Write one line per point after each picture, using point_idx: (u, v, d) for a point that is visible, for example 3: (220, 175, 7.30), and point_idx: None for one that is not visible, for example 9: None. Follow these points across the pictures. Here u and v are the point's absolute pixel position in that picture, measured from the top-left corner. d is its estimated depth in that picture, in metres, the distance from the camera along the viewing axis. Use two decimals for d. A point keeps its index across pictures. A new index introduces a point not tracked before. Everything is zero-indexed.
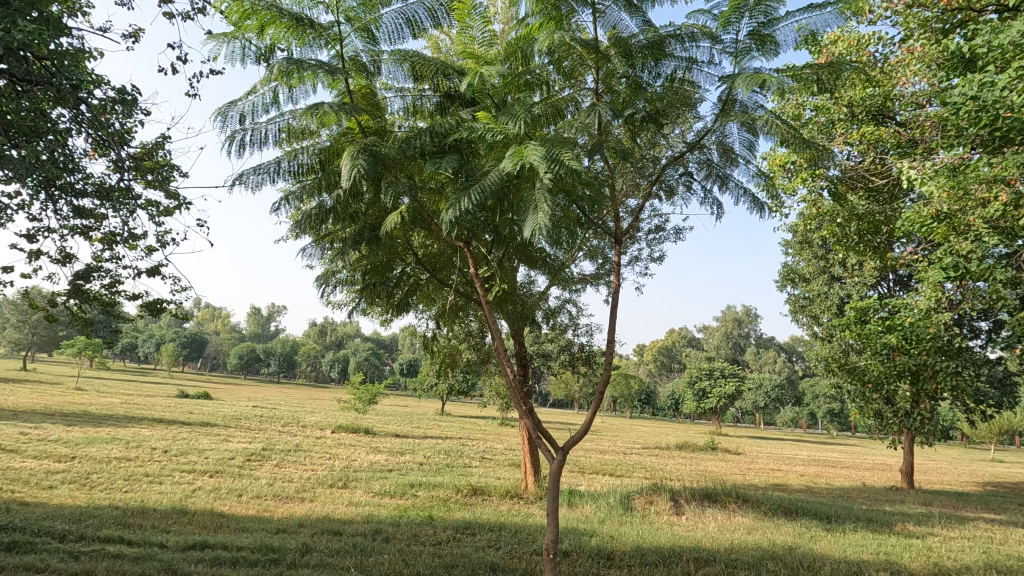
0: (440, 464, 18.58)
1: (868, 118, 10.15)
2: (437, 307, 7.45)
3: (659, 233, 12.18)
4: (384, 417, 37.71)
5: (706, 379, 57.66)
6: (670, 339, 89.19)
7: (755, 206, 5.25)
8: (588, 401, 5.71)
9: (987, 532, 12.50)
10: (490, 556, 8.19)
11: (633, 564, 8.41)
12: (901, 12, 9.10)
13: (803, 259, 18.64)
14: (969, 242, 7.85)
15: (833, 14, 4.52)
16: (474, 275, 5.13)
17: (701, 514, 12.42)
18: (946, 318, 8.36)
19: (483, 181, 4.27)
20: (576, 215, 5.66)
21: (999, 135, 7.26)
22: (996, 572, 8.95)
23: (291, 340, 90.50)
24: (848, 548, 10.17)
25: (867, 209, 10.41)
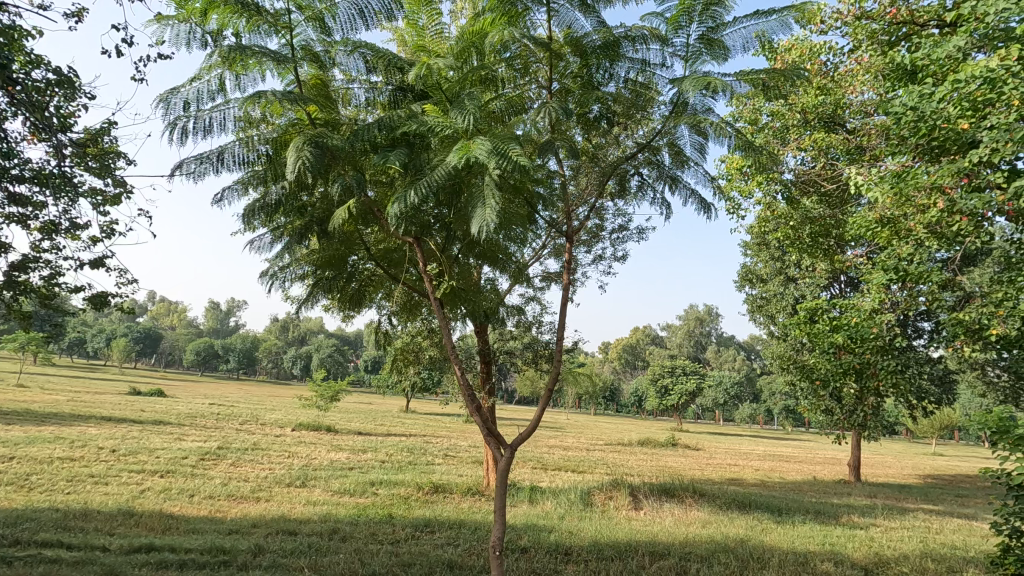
0: (402, 461, 18.42)
1: (820, 125, 10.46)
2: (394, 303, 7.38)
3: (622, 232, 12.40)
4: (346, 415, 37.17)
5: (668, 376, 58.97)
6: (635, 336, 90.63)
7: (703, 207, 5.40)
8: (537, 398, 5.74)
9: (925, 523, 13.13)
10: (448, 553, 8.16)
11: (589, 559, 8.50)
12: (851, 23, 9.44)
13: (761, 259, 19.19)
14: (910, 246, 8.22)
15: (779, 22, 4.66)
16: (424, 270, 5.10)
17: (658, 509, 12.67)
18: (888, 318, 8.75)
19: (430, 175, 4.27)
20: (529, 212, 5.68)
21: (936, 144, 7.64)
22: (931, 560, 9.41)
23: (252, 336, 88.08)
24: (796, 540, 10.53)
25: (819, 212, 10.79)
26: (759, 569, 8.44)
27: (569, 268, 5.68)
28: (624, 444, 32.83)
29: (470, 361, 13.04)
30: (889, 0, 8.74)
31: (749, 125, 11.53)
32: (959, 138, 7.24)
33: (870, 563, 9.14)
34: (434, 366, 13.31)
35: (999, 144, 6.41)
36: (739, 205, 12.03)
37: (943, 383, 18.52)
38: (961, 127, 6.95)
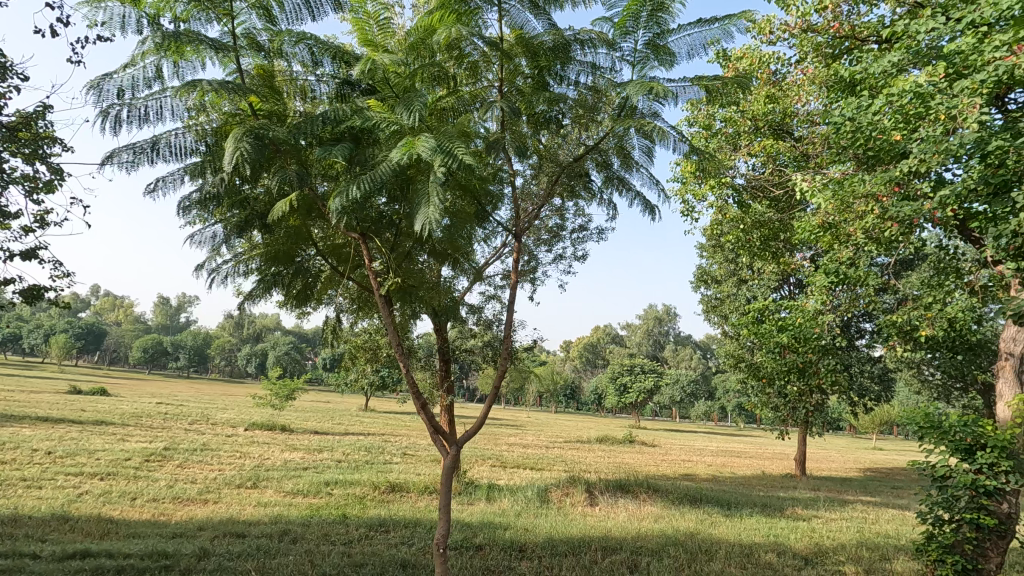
0: (359, 461, 18.14)
1: (770, 132, 10.74)
2: (344, 299, 7.28)
3: (582, 232, 12.63)
4: (302, 414, 36.27)
5: (628, 375, 60.11)
6: (596, 335, 91.91)
7: (647, 208, 5.62)
8: (484, 396, 5.79)
9: (862, 514, 13.81)
10: (402, 553, 8.09)
11: (542, 555, 8.58)
12: (798, 35, 9.78)
13: (715, 261, 19.76)
14: (850, 250, 8.63)
15: (721, 30, 4.83)
16: (370, 267, 5.09)
17: (613, 504, 12.90)
18: (829, 320, 9.18)
19: (374, 171, 4.25)
20: (478, 210, 5.71)
21: (872, 154, 8.08)
22: (866, 549, 9.91)
23: (204, 333, 84.92)
24: (743, 532, 10.91)
25: (768, 216, 11.19)
26: (707, 561, 8.71)
27: (516, 266, 5.79)
28: (583, 441, 33.19)
29: (429, 359, 12.98)
30: (833, 15, 9.11)
31: (703, 130, 11.81)
32: (893, 149, 7.64)
33: (810, 553, 9.57)
34: (392, 364, 13.21)
35: (927, 155, 6.80)
36: (693, 208, 12.34)
37: (883, 380, 19.51)
38: (894, 138, 7.35)
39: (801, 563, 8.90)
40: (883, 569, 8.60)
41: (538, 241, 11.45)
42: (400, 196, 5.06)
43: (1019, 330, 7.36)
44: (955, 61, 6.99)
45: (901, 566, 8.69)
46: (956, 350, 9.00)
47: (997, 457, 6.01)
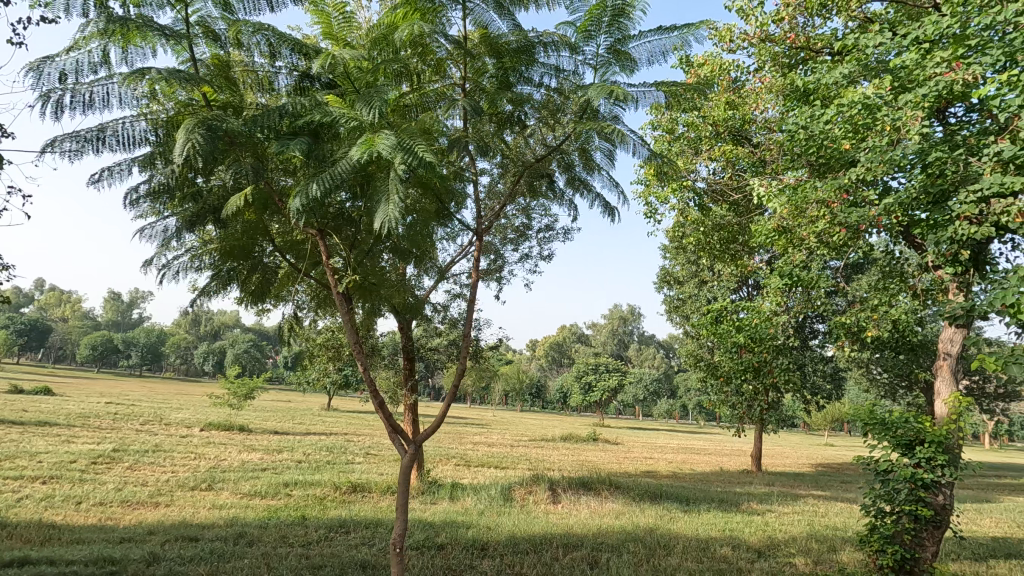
0: (320, 461, 17.81)
1: (729, 138, 10.98)
2: (303, 296, 7.15)
3: (548, 232, 12.77)
4: (262, 413, 35.36)
5: (592, 373, 60.85)
6: (562, 334, 92.63)
7: (607, 209, 5.82)
8: (443, 394, 5.79)
9: (813, 507, 14.36)
10: (362, 553, 8.00)
11: (504, 553, 8.61)
12: (756, 44, 10.06)
13: (678, 263, 20.19)
14: (802, 254, 8.96)
15: (680, 38, 4.95)
16: (328, 264, 5.02)
17: (575, 502, 13.06)
18: (782, 321, 9.52)
19: (333, 168, 4.19)
20: (439, 208, 5.72)
21: (823, 161, 8.43)
22: (816, 541, 10.31)
23: (157, 330, 81.77)
24: (700, 527, 11.21)
25: (727, 219, 11.51)
26: (665, 555, 8.91)
27: (477, 265, 5.81)
28: (547, 439, 33.39)
29: (393, 357, 12.86)
30: (789, 25, 9.42)
31: (666, 134, 12.02)
32: (842, 157, 7.97)
33: (763, 546, 9.90)
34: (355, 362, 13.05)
35: (873, 164, 7.12)
36: (656, 210, 12.58)
37: (834, 379, 20.30)
38: (844, 146, 7.67)
39: (754, 556, 9.19)
40: (831, 560, 8.96)
41: (505, 240, 11.51)
42: (360, 192, 5.00)
43: (957, 332, 7.84)
44: (901, 75, 7.34)
45: (848, 557, 9.08)
46: (899, 350, 9.46)
47: (935, 451, 6.35)
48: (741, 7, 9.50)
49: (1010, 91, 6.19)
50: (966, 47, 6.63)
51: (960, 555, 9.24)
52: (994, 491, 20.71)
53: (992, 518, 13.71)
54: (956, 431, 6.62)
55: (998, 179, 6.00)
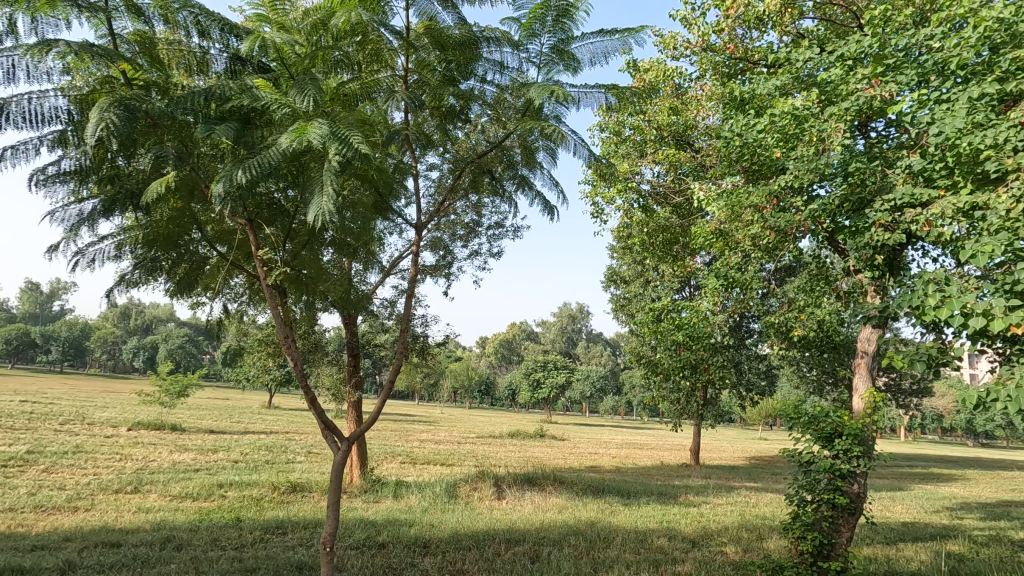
0: (258, 461, 17.15)
1: (673, 142, 11.26)
2: (237, 288, 6.89)
3: (498, 228, 12.84)
4: (196, 412, 33.64)
5: (541, 371, 61.45)
6: (512, 332, 92.98)
7: (546, 207, 6.03)
8: (378, 390, 5.75)
9: (744, 498, 15.05)
10: (298, 555, 7.78)
11: (446, 550, 8.58)
12: (699, 53, 10.39)
13: (624, 262, 20.64)
14: (737, 256, 9.36)
15: (620, 42, 5.07)
16: (257, 255, 4.84)
17: (520, 497, 13.16)
18: (719, 321, 9.90)
19: (262, 155, 4.07)
20: (377, 200, 5.65)
21: (757, 168, 8.83)
22: (746, 530, 10.82)
23: (80, 323, 76.32)
24: (639, 520, 11.53)
25: (670, 221, 11.87)
26: (604, 548, 9.11)
27: (415, 260, 5.76)
28: (495, 437, 33.41)
29: (337, 353, 12.56)
30: (730, 36, 9.77)
31: (613, 136, 12.24)
32: (774, 164, 8.37)
33: (697, 536, 10.30)
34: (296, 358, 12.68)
35: (801, 172, 7.51)
36: (602, 210, 12.83)
37: (768, 376, 21.32)
38: (775, 154, 8.07)
39: (688, 545, 9.54)
40: (759, 548, 9.43)
41: (455, 236, 11.49)
42: (294, 181, 4.87)
43: (873, 332, 8.39)
44: (828, 89, 7.78)
45: (773, 545, 9.57)
46: (824, 349, 10.03)
47: (851, 443, 6.77)
48: (684, 16, 9.81)
49: (921, 109, 6.68)
50: (884, 65, 7.11)
51: (873, 540, 9.92)
52: (906, 480, 22.37)
53: (903, 505, 14.81)
54: (871, 425, 7.09)
55: (909, 191, 6.47)
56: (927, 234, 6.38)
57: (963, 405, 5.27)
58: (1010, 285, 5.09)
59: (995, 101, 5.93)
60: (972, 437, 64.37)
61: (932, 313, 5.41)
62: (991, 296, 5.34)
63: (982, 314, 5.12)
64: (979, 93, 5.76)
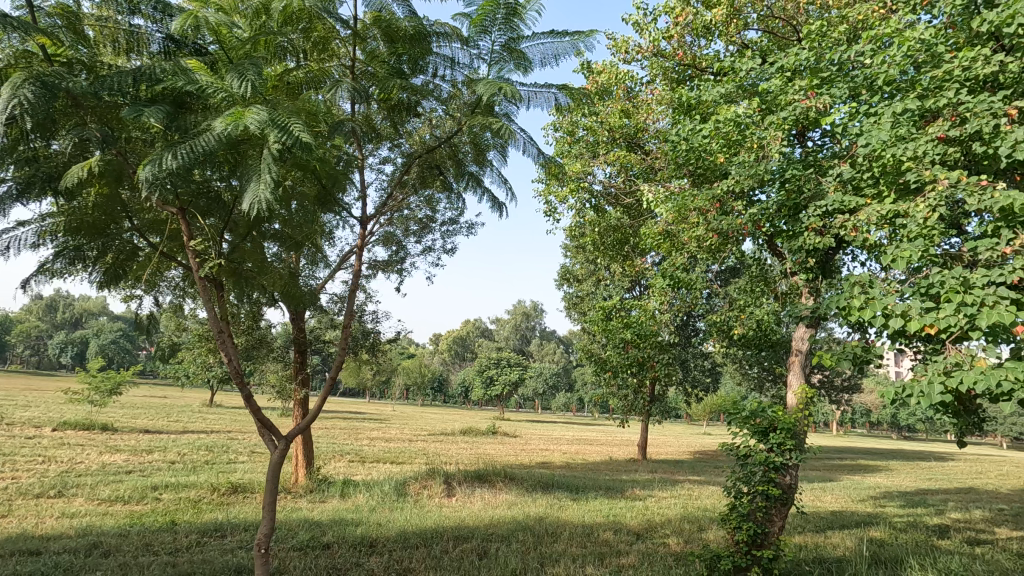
0: (197, 461, 16.41)
1: (624, 144, 11.45)
2: (172, 280, 6.57)
3: (452, 224, 12.79)
4: (128, 411, 31.82)
5: (494, 368, 61.54)
6: (466, 329, 92.63)
7: (494, 204, 6.05)
8: (319, 386, 5.65)
9: (687, 491, 15.56)
10: (238, 557, 7.51)
11: (393, 548, 8.48)
12: (649, 58, 10.63)
13: (577, 261, 20.89)
14: (682, 257, 9.65)
15: (570, 44, 5.13)
16: (189, 246, 4.61)
17: (469, 494, 13.14)
18: (665, 319, 10.18)
19: (195, 140, 3.90)
20: (320, 191, 5.50)
21: (703, 171, 9.13)
22: (688, 522, 11.21)
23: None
24: (586, 514, 11.73)
25: (621, 221, 12.10)
26: (552, 542, 9.23)
27: (360, 254, 5.63)
28: (447, 434, 33.22)
29: (283, 350, 12.18)
30: (679, 43, 10.03)
31: (567, 136, 12.38)
32: (717, 169, 8.68)
33: (642, 528, 10.58)
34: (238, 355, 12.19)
35: (743, 178, 7.81)
36: (555, 209, 12.94)
37: (713, 374, 22.08)
38: (719, 159, 8.36)
39: (633, 538, 9.79)
40: (699, 538, 9.79)
41: (408, 232, 11.36)
42: (231, 170, 4.67)
43: (807, 332, 8.82)
44: (768, 99, 8.11)
45: (713, 535, 9.96)
46: (762, 347, 10.48)
47: (785, 437, 7.10)
48: (636, 20, 10.02)
49: (851, 121, 7.06)
50: (819, 79, 7.48)
51: (804, 529, 10.46)
52: (835, 471, 23.71)
53: (832, 495, 15.69)
54: (804, 419, 7.46)
55: (840, 199, 6.82)
56: (855, 239, 6.75)
57: (882, 400, 5.62)
58: (927, 287, 5.45)
59: (916, 116, 6.33)
60: (896, 429, 68.95)
61: (857, 314, 5.74)
62: (909, 299, 5.71)
63: (901, 315, 5.46)
64: (903, 108, 6.13)
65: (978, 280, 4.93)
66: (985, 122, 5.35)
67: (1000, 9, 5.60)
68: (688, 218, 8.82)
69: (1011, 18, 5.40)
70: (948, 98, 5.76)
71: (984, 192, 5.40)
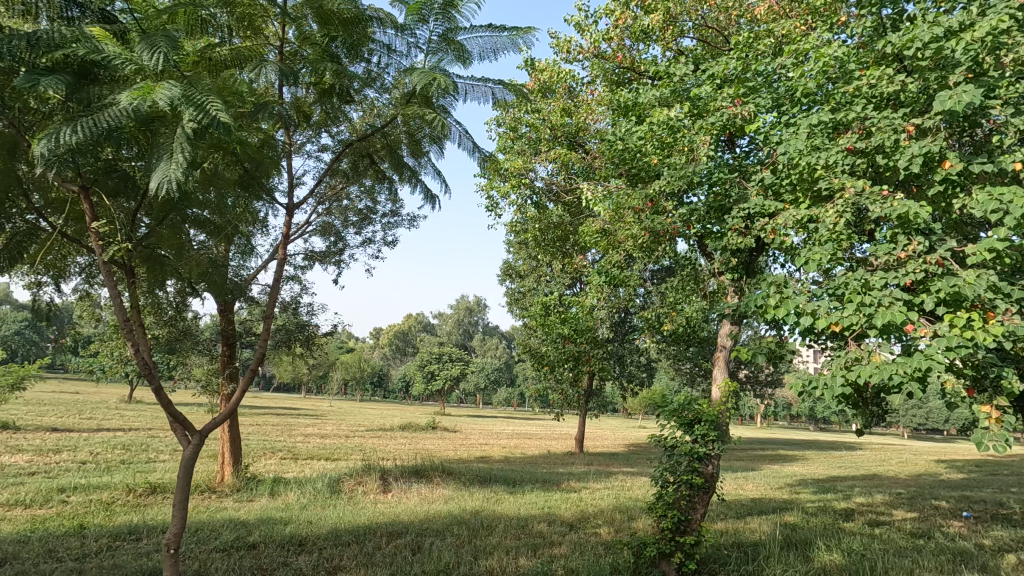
0: (112, 461, 15.33)
1: (566, 142, 11.62)
2: (78, 266, 6.10)
3: (392, 215, 12.59)
4: (33, 408, 29.27)
5: (436, 363, 61.04)
6: (408, 323, 91.35)
7: (429, 196, 6.01)
8: (241, 377, 5.48)
9: (620, 482, 16.05)
10: (154, 561, 7.09)
11: (323, 547, 8.26)
12: (591, 59, 10.82)
13: (519, 257, 21.01)
14: (619, 255, 9.91)
15: (507, 39, 5.13)
16: (93, 228, 4.29)
17: (405, 490, 13.00)
18: (601, 315, 10.42)
19: (98, 115, 3.64)
20: (244, 176, 5.27)
21: (637, 172, 9.40)
22: (619, 512, 11.55)
23: None
24: (522, 507, 11.87)
25: (561, 219, 12.27)
26: (487, 535, 9.28)
27: (286, 243, 5.44)
28: (384, 430, 32.65)
29: (209, 343, 11.61)
30: (619, 46, 10.27)
31: (510, 132, 12.42)
32: (651, 169, 8.95)
33: (575, 519, 10.83)
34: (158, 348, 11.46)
35: (674, 180, 8.11)
36: (497, 204, 12.96)
37: (647, 369, 22.82)
38: (653, 160, 8.63)
39: (566, 529, 10.00)
40: (629, 527, 10.13)
41: (346, 222, 11.08)
42: (143, 148, 4.39)
43: (731, 329, 9.27)
44: (699, 105, 8.46)
45: (641, 524, 10.32)
46: (691, 343, 10.94)
47: (708, 428, 7.45)
48: (578, 21, 10.18)
49: (772, 131, 7.49)
50: (745, 88, 7.88)
51: (726, 515, 11.04)
52: (757, 461, 25.14)
53: (753, 483, 16.65)
54: (727, 412, 7.85)
55: (761, 203, 7.21)
56: (773, 241, 7.14)
57: (792, 392, 6.03)
58: (834, 288, 5.86)
59: (829, 128, 6.76)
60: (813, 421, 74.01)
61: (773, 312, 6.10)
62: (818, 298, 6.12)
63: (811, 314, 5.83)
64: (817, 119, 6.55)
65: (877, 281, 5.34)
66: (887, 136, 5.78)
67: (902, 33, 6.08)
68: (624, 217, 9.06)
69: (910, 42, 5.88)
70: (856, 113, 6.19)
71: (884, 202, 5.85)
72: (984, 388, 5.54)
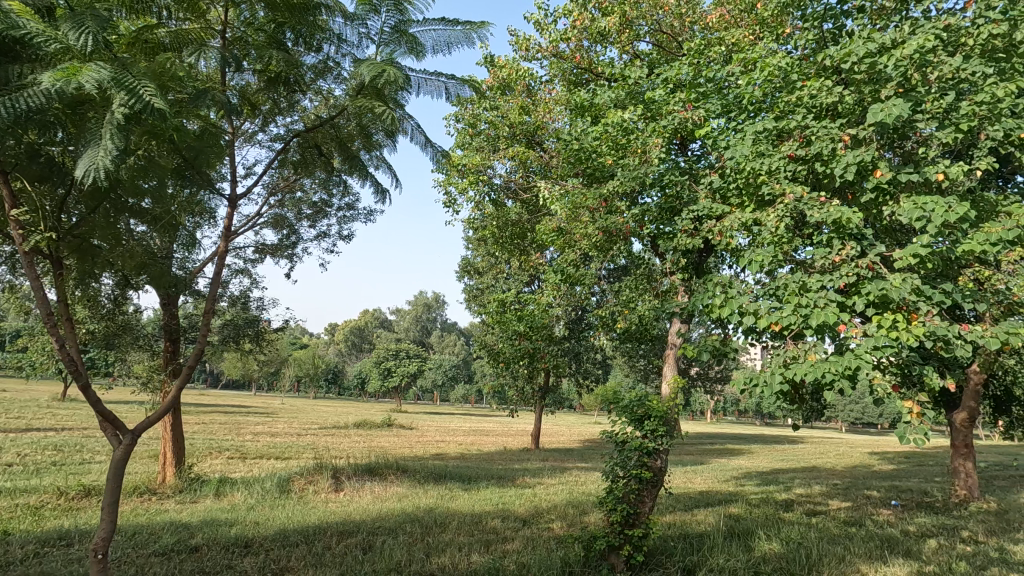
0: (41, 463, 14.42)
1: (524, 140, 11.66)
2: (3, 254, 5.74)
3: (347, 209, 12.33)
4: None
5: (392, 359, 60.22)
6: (364, 318, 89.72)
7: (381, 191, 5.93)
8: (180, 374, 5.28)
9: (574, 478, 16.28)
10: (85, 567, 6.73)
11: (271, 548, 8.03)
12: (550, 58, 10.88)
13: (478, 254, 20.93)
14: (574, 253, 10.02)
15: (462, 34, 5.10)
16: (15, 214, 4.04)
17: (358, 488, 12.79)
18: (556, 312, 10.51)
19: (17, 95, 3.42)
20: (185, 163, 5.05)
21: (593, 171, 9.51)
22: (572, 507, 11.69)
23: None
24: (475, 503, 11.88)
25: (519, 217, 12.29)
26: (440, 533, 9.24)
27: (229, 235, 5.24)
28: (338, 428, 31.94)
29: (150, 338, 11.11)
30: (577, 46, 10.37)
31: (468, 128, 12.34)
32: (606, 170, 9.08)
33: (528, 515, 10.91)
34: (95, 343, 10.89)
35: (628, 181, 8.27)
36: (454, 200, 12.88)
37: (603, 366, 23.21)
38: (607, 161, 8.76)
39: (519, 524, 10.07)
40: (581, 522, 10.29)
41: (298, 214, 10.78)
42: (72, 133, 4.16)
43: (681, 327, 9.51)
44: (652, 107, 8.64)
45: (593, 518, 10.50)
46: (643, 341, 11.17)
47: (657, 424, 7.63)
48: (538, 20, 10.24)
49: (720, 136, 7.75)
50: (695, 93, 8.09)
51: (675, 509, 11.35)
52: (705, 455, 26.03)
53: (701, 477, 17.19)
54: (675, 408, 8.06)
55: (709, 206, 7.45)
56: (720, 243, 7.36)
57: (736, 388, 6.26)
58: (774, 289, 6.12)
59: (773, 136, 7.04)
60: (759, 416, 76.98)
61: (719, 311, 6.32)
62: (760, 298, 6.37)
63: (753, 314, 6.07)
64: (762, 127, 6.80)
65: (814, 283, 5.62)
66: (825, 145, 6.07)
67: (840, 48, 6.38)
68: (580, 216, 9.16)
69: (847, 56, 6.18)
70: (798, 122, 6.47)
71: (821, 207, 6.14)
72: (907, 384, 5.89)
